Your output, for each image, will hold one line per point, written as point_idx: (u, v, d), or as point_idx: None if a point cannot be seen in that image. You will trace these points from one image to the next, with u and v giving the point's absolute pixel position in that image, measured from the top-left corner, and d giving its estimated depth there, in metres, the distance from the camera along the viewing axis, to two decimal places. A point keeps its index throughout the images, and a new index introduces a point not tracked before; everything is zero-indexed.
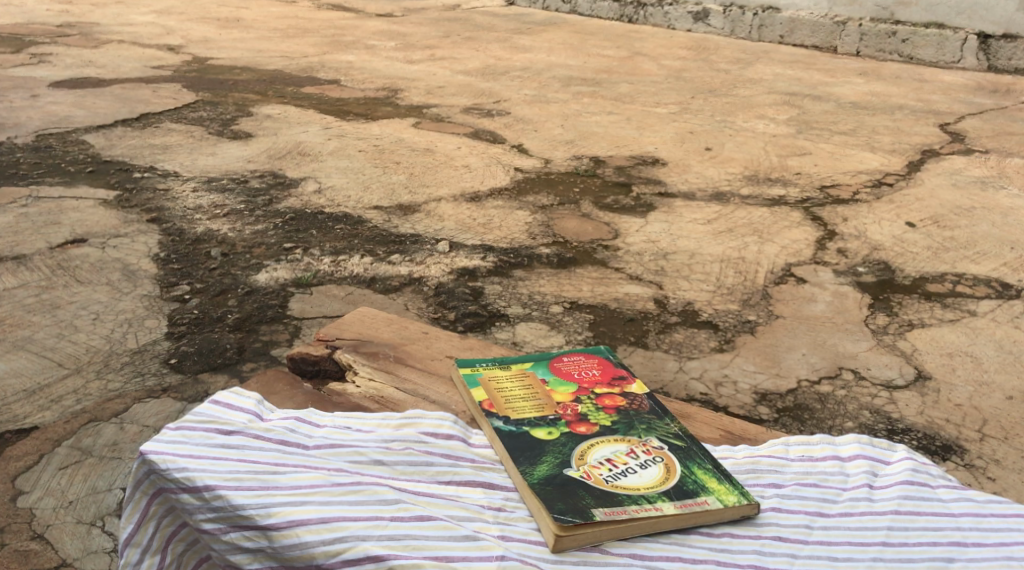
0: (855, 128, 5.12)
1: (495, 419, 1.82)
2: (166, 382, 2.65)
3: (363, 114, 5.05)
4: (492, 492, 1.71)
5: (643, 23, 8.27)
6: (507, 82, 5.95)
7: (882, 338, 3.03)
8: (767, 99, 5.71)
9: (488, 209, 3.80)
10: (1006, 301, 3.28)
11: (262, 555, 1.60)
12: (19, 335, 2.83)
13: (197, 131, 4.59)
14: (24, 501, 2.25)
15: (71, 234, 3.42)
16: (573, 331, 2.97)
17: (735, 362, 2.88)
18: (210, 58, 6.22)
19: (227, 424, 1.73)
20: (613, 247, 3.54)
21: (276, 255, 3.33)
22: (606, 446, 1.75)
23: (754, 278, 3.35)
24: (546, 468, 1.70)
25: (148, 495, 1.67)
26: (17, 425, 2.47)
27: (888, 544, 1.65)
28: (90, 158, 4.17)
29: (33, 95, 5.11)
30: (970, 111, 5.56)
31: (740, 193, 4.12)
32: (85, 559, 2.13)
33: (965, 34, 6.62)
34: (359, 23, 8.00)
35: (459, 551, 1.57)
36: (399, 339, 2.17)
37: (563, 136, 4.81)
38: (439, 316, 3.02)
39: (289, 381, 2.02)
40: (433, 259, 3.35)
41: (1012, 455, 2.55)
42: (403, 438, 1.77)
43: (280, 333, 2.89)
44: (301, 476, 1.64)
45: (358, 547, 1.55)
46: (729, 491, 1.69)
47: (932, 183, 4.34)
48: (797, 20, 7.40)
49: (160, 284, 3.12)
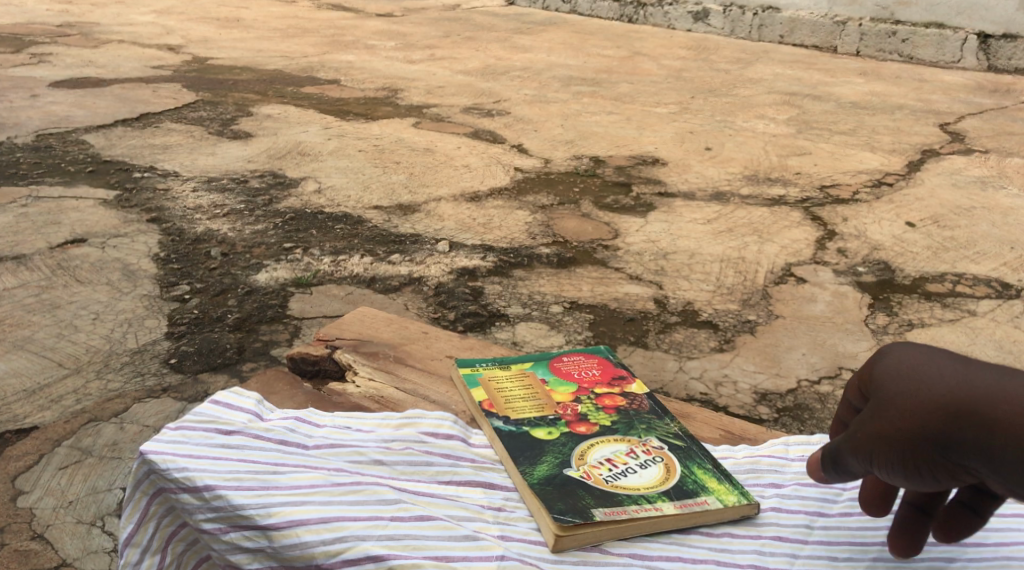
0: (855, 128, 5.12)
1: (495, 418, 1.83)
2: (166, 382, 2.65)
3: (362, 114, 5.05)
4: (492, 492, 1.71)
5: (643, 23, 8.26)
6: (507, 82, 5.95)
7: (882, 338, 3.03)
8: (766, 99, 5.70)
9: (488, 209, 3.80)
10: (1007, 301, 3.28)
11: (263, 555, 1.60)
12: (19, 335, 2.82)
13: (197, 131, 4.59)
14: (24, 501, 2.25)
15: (70, 235, 3.42)
16: (573, 331, 2.97)
17: (735, 362, 2.88)
18: (210, 59, 6.21)
19: (227, 424, 1.74)
20: (614, 247, 3.54)
21: (276, 255, 3.32)
22: (606, 445, 1.76)
23: (753, 278, 3.35)
24: (546, 468, 1.70)
25: (148, 495, 1.67)
26: (17, 425, 2.47)
27: (887, 544, 1.65)
28: (90, 158, 4.17)
29: (32, 95, 5.10)
30: (971, 111, 5.56)
31: (740, 193, 4.12)
32: (84, 559, 2.14)
33: (965, 34, 6.62)
34: (358, 23, 7.99)
35: (459, 551, 1.57)
36: (399, 339, 2.17)
37: (562, 136, 4.80)
38: (439, 316, 3.02)
39: (289, 381, 2.02)
40: (433, 259, 3.35)
41: None
42: (402, 439, 1.78)
43: (280, 333, 2.89)
44: (301, 476, 1.64)
45: (358, 547, 1.54)
46: (729, 491, 1.69)
47: (932, 183, 4.34)
48: (797, 19, 7.40)
49: (160, 284, 3.12)
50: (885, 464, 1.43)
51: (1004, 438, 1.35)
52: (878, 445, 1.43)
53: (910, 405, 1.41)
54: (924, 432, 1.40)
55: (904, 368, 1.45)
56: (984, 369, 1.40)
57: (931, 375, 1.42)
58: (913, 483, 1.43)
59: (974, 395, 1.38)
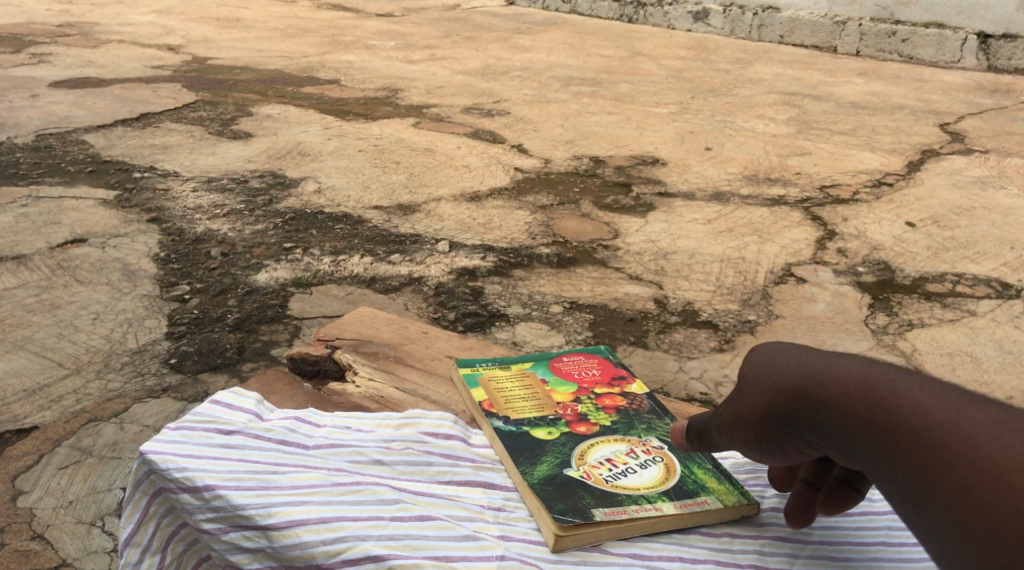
0: (855, 128, 5.12)
1: (495, 418, 1.84)
2: (166, 382, 2.65)
3: (362, 114, 5.05)
4: (492, 491, 1.72)
5: (643, 23, 8.27)
6: (507, 82, 5.95)
7: (882, 339, 3.03)
8: (766, 99, 5.70)
9: (488, 209, 3.80)
10: (1007, 301, 3.28)
11: (263, 555, 1.59)
12: (19, 335, 2.82)
13: (197, 131, 4.59)
14: (24, 501, 2.25)
15: (71, 235, 3.42)
16: (572, 331, 2.97)
17: (735, 362, 2.87)
18: (210, 59, 6.21)
19: (227, 424, 1.75)
20: (614, 247, 3.54)
21: (276, 255, 3.32)
22: (606, 445, 1.78)
23: (753, 278, 3.35)
24: (546, 467, 1.71)
25: (148, 495, 1.67)
26: (17, 425, 2.47)
27: (887, 544, 1.65)
28: (90, 158, 4.17)
29: (32, 95, 5.10)
30: (971, 111, 5.56)
31: (740, 193, 4.12)
32: (85, 559, 2.14)
33: (965, 34, 6.62)
34: (358, 24, 7.99)
35: (459, 551, 1.57)
36: (399, 339, 2.17)
37: (562, 136, 4.80)
38: (439, 316, 3.02)
39: (289, 381, 2.02)
40: (433, 259, 3.35)
41: None
42: (403, 439, 1.79)
43: (280, 333, 2.89)
44: (301, 476, 1.64)
45: (358, 547, 1.54)
46: (729, 491, 1.70)
47: (932, 183, 4.34)
48: (797, 19, 7.40)
49: (161, 284, 3.12)
50: (736, 442, 1.54)
51: (830, 418, 1.40)
52: (729, 424, 1.54)
53: (756, 388, 1.50)
54: (766, 413, 1.48)
55: (764, 353, 1.52)
56: (823, 352, 1.45)
57: (776, 359, 1.49)
58: (768, 458, 1.53)
59: (810, 379, 1.43)
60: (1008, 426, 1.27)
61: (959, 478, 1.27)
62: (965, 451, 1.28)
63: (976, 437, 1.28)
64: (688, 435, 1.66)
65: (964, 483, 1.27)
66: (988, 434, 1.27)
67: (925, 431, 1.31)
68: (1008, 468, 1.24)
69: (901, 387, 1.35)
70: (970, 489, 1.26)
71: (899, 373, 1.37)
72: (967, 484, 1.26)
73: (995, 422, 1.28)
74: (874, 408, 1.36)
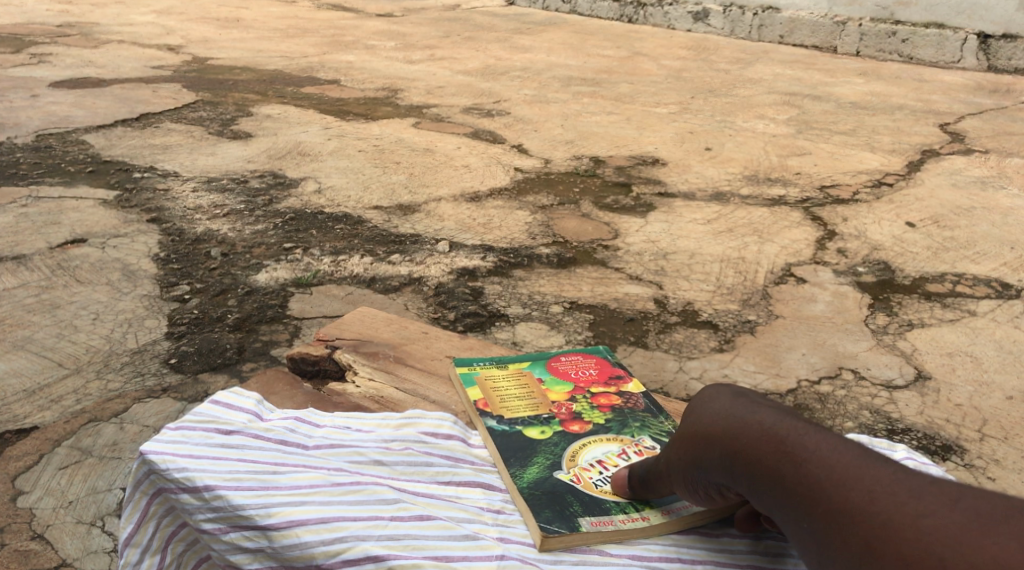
0: (855, 128, 5.12)
1: (488, 418, 1.86)
2: (166, 382, 2.65)
3: (362, 114, 5.05)
4: (492, 492, 1.74)
5: (643, 23, 8.27)
6: (507, 82, 5.95)
7: (882, 339, 3.03)
8: (766, 99, 5.71)
9: (488, 209, 3.80)
10: (1007, 301, 3.28)
11: (263, 555, 1.59)
12: (19, 335, 2.82)
13: (197, 131, 4.59)
14: (24, 501, 2.25)
15: (71, 235, 3.42)
16: (572, 331, 2.96)
17: (735, 362, 2.87)
18: (210, 59, 6.22)
19: (227, 425, 1.75)
20: (614, 247, 3.54)
21: (276, 255, 3.32)
22: (598, 445, 1.82)
23: (753, 278, 3.35)
24: (535, 470, 1.75)
25: (148, 495, 1.68)
26: (17, 425, 2.47)
27: None
28: (90, 158, 4.17)
29: (32, 95, 5.11)
30: (971, 111, 5.56)
31: (740, 193, 4.12)
32: (84, 559, 2.14)
33: (965, 34, 6.62)
34: (358, 24, 8.00)
35: (459, 552, 1.58)
36: (399, 339, 2.17)
37: (562, 136, 4.81)
38: (439, 316, 3.02)
39: (289, 381, 2.03)
40: (433, 259, 3.35)
41: (1012, 455, 2.55)
42: (402, 439, 1.80)
43: (280, 333, 2.89)
44: (301, 476, 1.65)
45: (358, 547, 1.55)
46: None
47: (932, 183, 4.34)
48: (797, 19, 7.40)
49: (160, 284, 3.12)
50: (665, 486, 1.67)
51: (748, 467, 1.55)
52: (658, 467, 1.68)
53: (685, 434, 1.65)
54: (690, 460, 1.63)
55: (694, 404, 1.67)
56: (744, 404, 1.60)
57: (703, 410, 1.64)
58: (695, 501, 1.66)
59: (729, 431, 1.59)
60: (903, 485, 1.45)
61: (862, 528, 1.43)
62: (867, 506, 1.44)
63: (874, 491, 1.45)
64: (629, 483, 1.72)
65: (863, 533, 1.43)
66: (887, 492, 1.44)
67: (828, 483, 1.48)
68: (903, 521, 1.41)
69: (812, 445, 1.52)
70: (868, 539, 1.42)
71: (809, 430, 1.54)
72: (869, 533, 1.42)
73: (893, 480, 1.45)
74: (787, 461, 1.52)
